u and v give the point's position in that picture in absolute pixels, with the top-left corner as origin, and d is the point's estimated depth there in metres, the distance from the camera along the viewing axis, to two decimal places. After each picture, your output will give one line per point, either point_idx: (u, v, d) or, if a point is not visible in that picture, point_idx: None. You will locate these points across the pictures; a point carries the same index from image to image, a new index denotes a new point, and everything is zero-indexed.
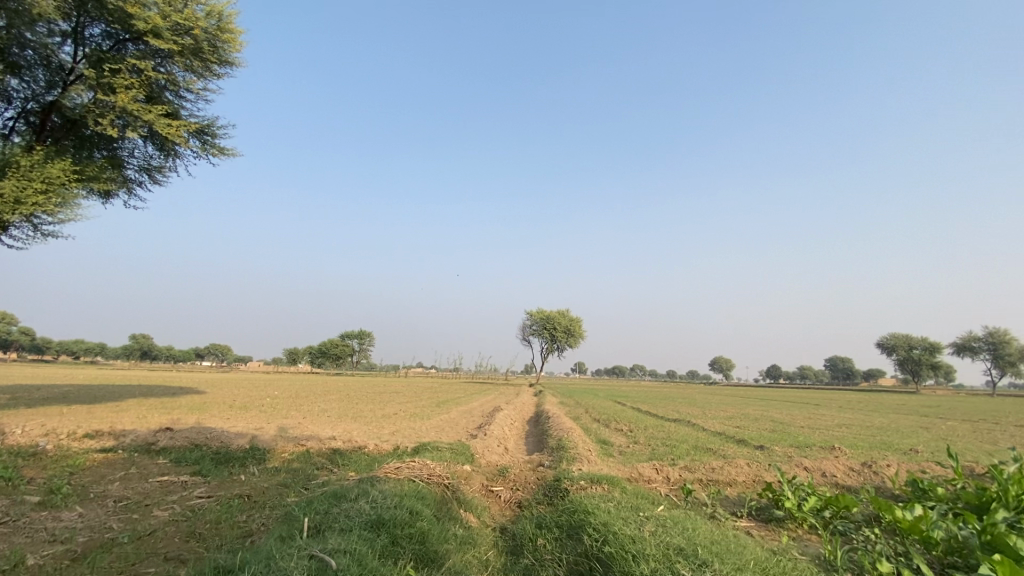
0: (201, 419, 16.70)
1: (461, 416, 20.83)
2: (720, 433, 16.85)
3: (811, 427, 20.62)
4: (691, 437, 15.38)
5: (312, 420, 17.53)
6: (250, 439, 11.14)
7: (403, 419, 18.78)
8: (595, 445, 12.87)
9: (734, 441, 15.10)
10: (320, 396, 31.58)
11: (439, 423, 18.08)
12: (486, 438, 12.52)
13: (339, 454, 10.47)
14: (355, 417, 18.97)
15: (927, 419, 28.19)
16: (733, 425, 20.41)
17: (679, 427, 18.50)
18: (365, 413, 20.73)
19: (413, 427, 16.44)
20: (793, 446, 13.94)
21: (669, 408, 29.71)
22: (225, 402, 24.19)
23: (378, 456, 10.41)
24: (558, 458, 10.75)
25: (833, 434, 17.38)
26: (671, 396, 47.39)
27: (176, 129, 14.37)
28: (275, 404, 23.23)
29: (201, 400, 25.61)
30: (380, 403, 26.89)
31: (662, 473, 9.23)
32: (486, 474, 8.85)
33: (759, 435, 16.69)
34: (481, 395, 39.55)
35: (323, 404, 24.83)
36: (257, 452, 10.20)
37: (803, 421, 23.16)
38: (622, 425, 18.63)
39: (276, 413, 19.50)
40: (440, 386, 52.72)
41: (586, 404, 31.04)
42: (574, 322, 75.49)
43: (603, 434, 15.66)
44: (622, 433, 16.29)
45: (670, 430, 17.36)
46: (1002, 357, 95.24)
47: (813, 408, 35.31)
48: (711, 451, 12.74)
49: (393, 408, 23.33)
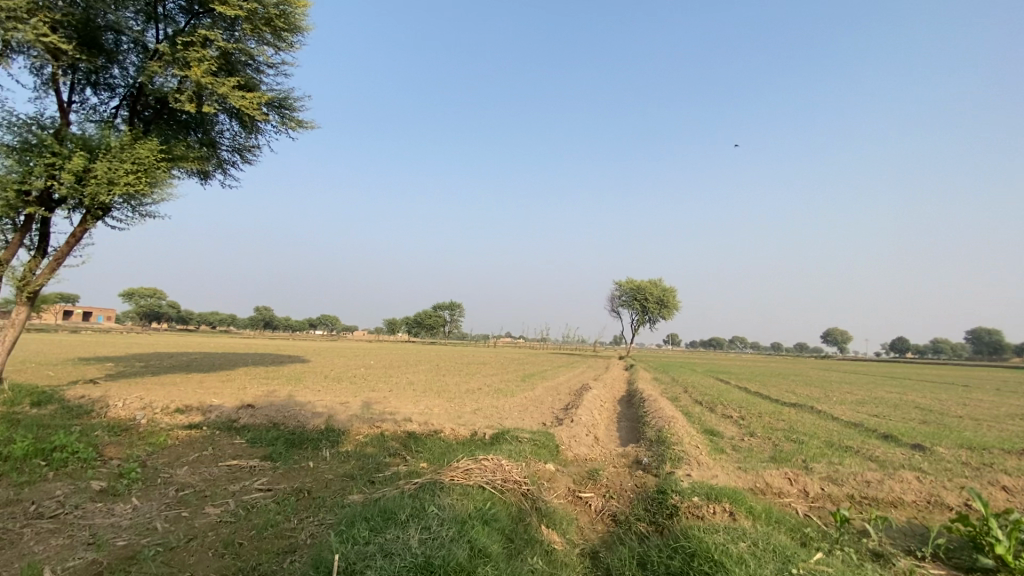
0: (294, 392, 17.11)
1: (548, 394, 19.78)
2: (855, 425, 14.12)
3: (974, 418, 16.88)
4: (820, 429, 12.92)
5: (397, 395, 17.37)
6: (326, 418, 10.76)
7: (487, 395, 18.10)
8: (701, 437, 11.05)
9: (876, 436, 12.44)
10: (411, 367, 32.22)
11: (524, 401, 17.15)
12: (574, 424, 11.23)
13: (414, 439, 9.68)
14: (439, 392, 18.57)
15: None
16: (869, 413, 17.26)
17: (800, 414, 15.90)
18: (450, 387, 20.37)
19: (497, 406, 15.58)
20: (962, 447, 11.08)
21: (781, 388, 26.52)
22: (321, 373, 25.21)
23: (455, 442, 9.49)
24: (660, 455, 9.14)
25: (1011, 430, 13.90)
26: (780, 373, 42.93)
27: (251, 101, 14.26)
28: (365, 376, 23.73)
29: (301, 370, 27.01)
30: (466, 376, 26.64)
31: (797, 486, 7.31)
32: (574, 475, 7.49)
33: (909, 429, 13.71)
34: (569, 368, 38.35)
35: (411, 376, 25.04)
36: (331, 434, 9.72)
37: (960, 410, 19.16)
38: (729, 409, 16.45)
39: (365, 386, 19.69)
40: (528, 358, 52.34)
41: (684, 381, 28.68)
42: (668, 292, 71.31)
43: (708, 422, 13.70)
44: (731, 421, 14.19)
45: (790, 418, 14.91)
46: None
47: (964, 392, 29.83)
48: (853, 451, 10.36)
49: (478, 382, 22.86)
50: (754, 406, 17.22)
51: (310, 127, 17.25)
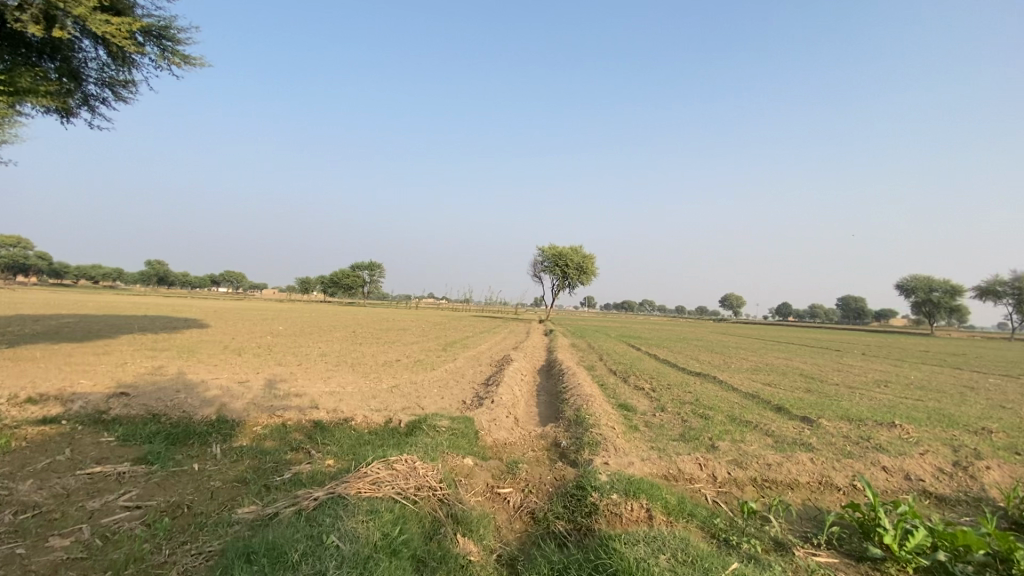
0: (185, 368, 15.41)
1: (468, 365, 19.49)
2: (752, 395, 15.24)
3: (847, 385, 18.98)
4: (722, 402, 13.77)
5: (306, 370, 16.21)
6: (218, 406, 9.63)
7: (405, 369, 17.43)
8: (616, 414, 11.28)
9: (771, 407, 13.48)
10: (324, 334, 30.53)
11: (443, 374, 16.74)
12: (493, 404, 10.99)
13: (320, 429, 8.90)
14: (354, 365, 17.62)
15: (964, 374, 26.53)
16: (763, 381, 18.82)
17: (705, 384, 16.91)
18: (366, 359, 19.42)
19: (415, 381, 15.03)
20: (841, 419, 12.29)
21: (686, 355, 28.31)
22: (220, 342, 23.04)
23: (367, 432, 8.85)
24: (578, 438, 9.13)
25: (877, 399, 15.71)
26: (685, 339, 46.03)
27: (118, 27, 11.89)
28: (272, 346, 22.01)
29: (195, 338, 24.52)
30: (384, 345, 25.63)
31: (707, 472, 7.56)
32: (493, 469, 7.19)
33: (797, 399, 15.05)
34: (489, 333, 38.38)
35: (323, 346, 23.64)
36: (224, 427, 8.69)
37: (836, 377, 21.51)
38: (642, 380, 17.13)
39: (270, 358, 18.23)
40: (450, 323, 51.81)
41: (599, 348, 29.71)
42: (587, 259, 73.29)
43: (623, 396, 14.11)
44: (644, 393, 14.76)
45: (696, 389, 15.80)
46: None
47: (837, 357, 33.69)
48: (752, 426, 11.08)
49: (396, 352, 22.06)
50: (664, 376, 18.10)
51: (198, 65, 14.86)
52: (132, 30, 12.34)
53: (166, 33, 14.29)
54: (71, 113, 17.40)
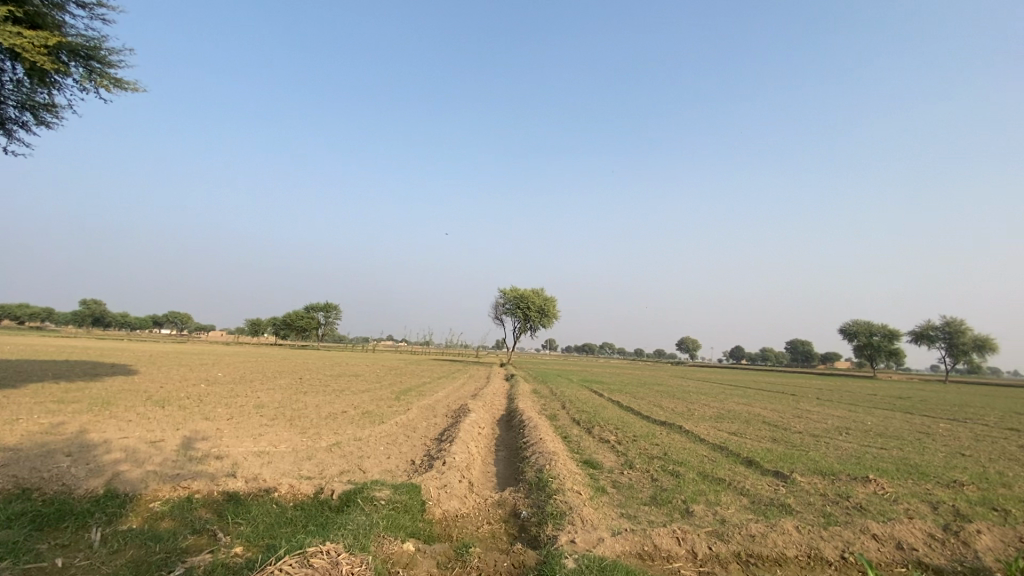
0: (90, 423, 13.38)
1: (421, 416, 18.03)
2: (721, 447, 14.52)
3: (812, 433, 18.65)
4: (692, 456, 12.98)
5: (236, 425, 14.41)
6: (110, 475, 8.01)
7: (350, 422, 15.82)
8: (582, 474, 10.23)
9: (741, 461, 12.76)
10: (267, 382, 28.22)
11: (393, 427, 15.27)
12: (445, 466, 9.75)
13: (233, 504, 7.43)
14: (293, 418, 15.91)
15: (916, 418, 26.95)
16: (729, 430, 18.25)
17: (672, 435, 16.10)
18: (308, 411, 17.65)
19: (359, 437, 13.56)
20: (813, 472, 11.67)
21: (649, 402, 27.63)
22: (144, 392, 20.64)
23: (292, 507, 7.49)
24: (540, 508, 8.02)
25: (843, 448, 15.34)
26: (646, 383, 45.67)
27: (32, 41, 10.78)
28: (203, 397, 19.85)
29: (115, 387, 21.95)
30: (331, 394, 23.74)
31: (687, 547, 6.64)
32: (438, 556, 5.98)
33: (766, 451, 14.43)
34: (447, 380, 36.77)
35: (263, 396, 21.58)
36: (111, 505, 7.14)
37: (798, 424, 21.24)
38: (606, 431, 16.17)
39: (197, 412, 16.25)
40: (408, 368, 49.67)
41: (561, 395, 28.62)
42: (549, 302, 73.12)
43: (588, 450, 13.08)
44: (609, 447, 13.81)
45: (663, 441, 14.98)
46: (957, 345, 98.18)
47: (794, 402, 33.85)
48: (725, 484, 10.31)
49: (343, 403, 20.32)
50: (629, 426, 17.22)
51: (131, 89, 13.69)
52: (48, 45, 11.20)
53: (95, 52, 13.14)
54: None
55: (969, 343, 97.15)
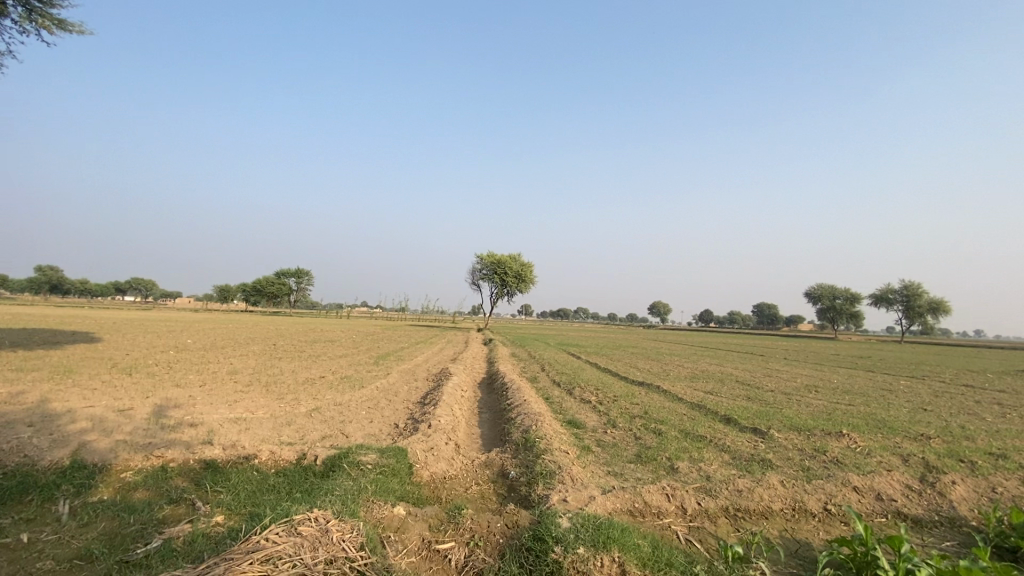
0: (51, 392, 12.72)
1: (402, 380, 17.85)
2: (699, 405, 14.84)
3: (784, 391, 19.25)
4: (672, 414, 13.19)
5: (210, 392, 13.94)
6: (76, 446, 7.57)
7: (329, 387, 15.52)
8: (567, 434, 10.25)
9: (719, 419, 13.06)
10: (240, 348, 27.48)
11: (373, 392, 15.04)
12: (430, 429, 9.61)
13: (212, 473, 7.13)
14: (269, 384, 15.49)
15: (878, 376, 28.18)
16: (706, 390, 18.67)
17: (652, 394, 16.37)
18: (285, 377, 17.24)
19: (340, 402, 13.30)
20: (790, 429, 12.01)
21: (626, 364, 28.09)
22: (109, 359, 19.80)
23: (274, 474, 7.24)
24: (529, 467, 7.98)
25: (814, 405, 15.86)
26: (622, 346, 46.51)
27: None
28: (173, 364, 19.16)
29: (77, 355, 20.99)
30: (308, 359, 23.29)
31: (676, 503, 6.71)
32: (429, 519, 5.86)
33: (743, 409, 14.80)
34: (425, 344, 36.62)
35: (236, 362, 20.97)
36: (79, 476, 6.74)
37: (770, 383, 21.90)
38: (587, 392, 16.31)
39: (167, 379, 15.65)
40: (384, 334, 49.26)
41: (540, 358, 28.80)
42: (526, 267, 72.94)
43: (571, 411, 13.15)
44: (591, 407, 13.92)
45: (643, 400, 15.19)
46: (913, 307, 102.81)
47: (764, 363, 34.98)
48: (707, 441, 10.50)
49: (320, 368, 19.92)
50: (609, 387, 17.43)
51: (77, 31, 12.39)
52: None
53: None
54: None
55: (925, 305, 101.81)
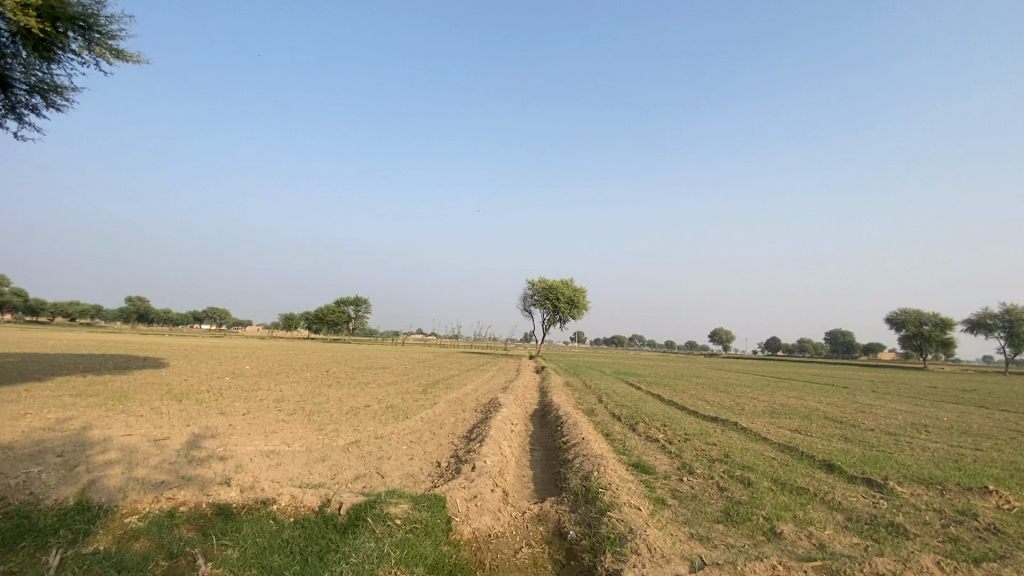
0: (98, 418, 12.56)
1: (449, 411, 16.75)
2: (788, 447, 12.68)
3: (887, 431, 16.48)
4: (759, 459, 11.20)
5: (250, 421, 13.37)
6: (87, 482, 6.87)
7: (372, 417, 14.62)
8: (635, 482, 8.65)
9: (817, 465, 10.94)
10: (293, 374, 27.54)
11: (418, 423, 13.99)
12: (475, 472, 8.33)
13: (222, 521, 6.17)
14: (312, 413, 14.81)
15: (996, 414, 24.12)
16: (791, 428, 16.27)
17: (728, 432, 14.34)
18: (329, 405, 16.55)
19: (381, 435, 12.31)
20: (912, 481, 9.77)
21: (692, 395, 25.72)
22: (166, 385, 20.00)
23: (291, 526, 6.17)
24: (591, 528, 6.49)
25: (931, 450, 13.23)
26: (683, 375, 43.49)
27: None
28: (224, 390, 19.05)
29: (139, 380, 21.48)
30: (356, 387, 22.74)
31: None
32: None
33: (844, 453, 12.49)
34: (475, 372, 35.56)
35: (285, 389, 20.65)
36: (79, 520, 5.95)
37: (866, 421, 19.00)
38: (653, 428, 14.53)
39: (212, 406, 15.35)
40: (435, 360, 48.79)
41: (597, 388, 26.92)
42: (579, 293, 71.14)
43: (636, 452, 11.48)
44: (659, 447, 12.16)
45: (720, 440, 13.21)
46: (1018, 334, 91.36)
47: (849, 395, 31.27)
48: (810, 496, 8.58)
49: (366, 396, 19.22)
50: (677, 422, 15.53)
51: (132, 59, 12.62)
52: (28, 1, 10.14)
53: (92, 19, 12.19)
54: None
55: None
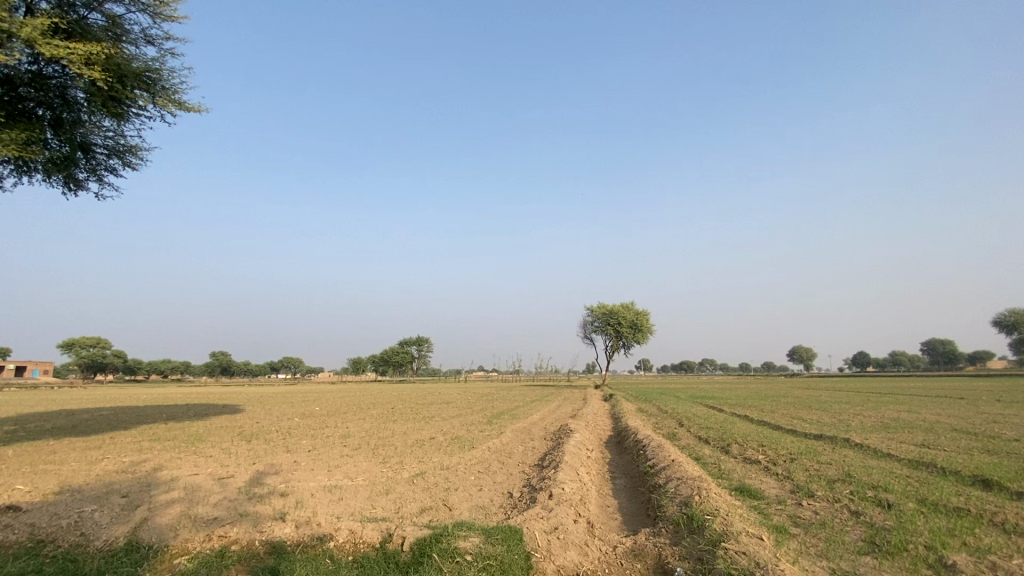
0: (170, 460, 12.61)
1: (517, 440, 15.71)
2: (924, 464, 10.59)
3: None
4: (891, 477, 9.31)
5: (314, 457, 12.99)
6: (139, 521, 6.47)
7: (437, 448, 13.86)
8: (746, 509, 7.23)
9: (970, 482, 8.93)
10: (359, 413, 27.53)
11: (485, 453, 13.07)
12: (552, 500, 7.27)
13: (273, 561, 5.47)
14: (376, 448, 14.27)
15: None
16: (916, 443, 13.88)
17: (841, 450, 12.33)
18: (393, 439, 16.00)
19: (446, 466, 11.48)
20: None
21: (784, 415, 23.12)
22: (239, 428, 20.37)
23: (348, 566, 5.38)
24: (703, 564, 5.25)
25: None
26: (766, 396, 39.88)
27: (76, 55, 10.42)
28: (292, 430, 19.06)
29: (216, 425, 22.06)
30: (420, 421, 22.21)
31: None
32: None
33: (997, 467, 10.26)
34: (541, 403, 34.25)
35: (351, 426, 20.45)
36: (125, 562, 5.47)
37: (1008, 431, 16.02)
38: (748, 449, 12.79)
39: (279, 445, 15.21)
40: (499, 394, 47.84)
41: (674, 412, 24.88)
42: (642, 316, 68.53)
43: (736, 475, 9.92)
44: (762, 469, 10.51)
45: (833, 458, 11.30)
46: None
47: (973, 407, 27.08)
48: (976, 519, 6.80)
49: (431, 429, 18.57)
50: (775, 442, 13.65)
51: (191, 107, 13.26)
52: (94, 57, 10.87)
53: (156, 75, 12.96)
54: (78, 184, 16.33)
55: None
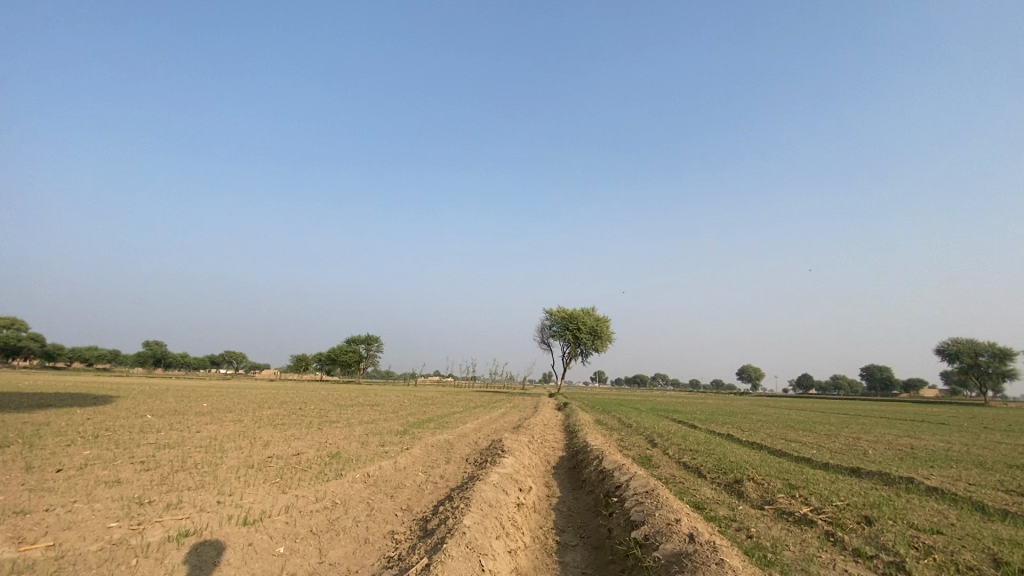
0: None
1: (421, 463, 10.35)
2: None
3: None
4: None
5: (42, 485, 7.34)
6: None
7: (278, 474, 8.42)
8: None
9: None
10: (249, 413, 21.48)
11: (350, 488, 7.71)
12: None
13: None
14: (181, 469, 8.66)
15: None
16: (1003, 487, 9.45)
17: (923, 501, 7.66)
18: (234, 454, 10.40)
19: (253, 515, 6.08)
20: None
21: (775, 437, 18.59)
22: (37, 426, 14.12)
23: None
24: None
25: None
26: (737, 413, 35.80)
27: None
28: (106, 433, 12.99)
29: (17, 420, 15.62)
30: (312, 427, 16.46)
31: None
32: None
33: None
34: (484, 410, 29.04)
35: (205, 431, 14.52)
36: None
37: None
38: (775, 493, 8.06)
39: (29, 457, 9.31)
40: (442, 398, 42.24)
41: (642, 429, 20.13)
42: (603, 322, 64.51)
43: (798, 563, 5.08)
44: (831, 543, 5.74)
45: (933, 518, 6.68)
46: None
47: (973, 434, 23.54)
48: None
49: (309, 440, 12.93)
50: (810, 481, 8.96)
51: None
52: None
53: None
54: None
55: None
